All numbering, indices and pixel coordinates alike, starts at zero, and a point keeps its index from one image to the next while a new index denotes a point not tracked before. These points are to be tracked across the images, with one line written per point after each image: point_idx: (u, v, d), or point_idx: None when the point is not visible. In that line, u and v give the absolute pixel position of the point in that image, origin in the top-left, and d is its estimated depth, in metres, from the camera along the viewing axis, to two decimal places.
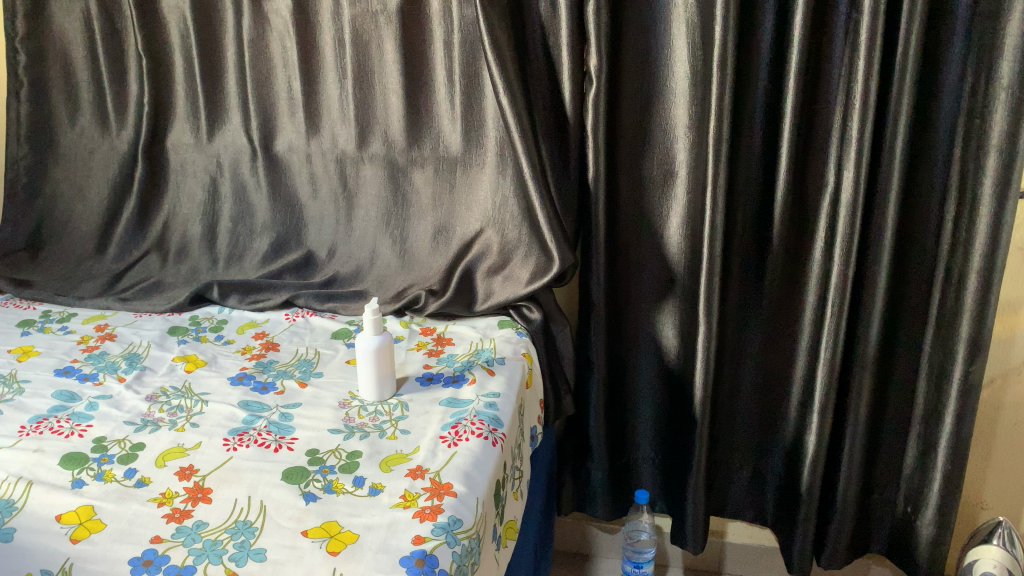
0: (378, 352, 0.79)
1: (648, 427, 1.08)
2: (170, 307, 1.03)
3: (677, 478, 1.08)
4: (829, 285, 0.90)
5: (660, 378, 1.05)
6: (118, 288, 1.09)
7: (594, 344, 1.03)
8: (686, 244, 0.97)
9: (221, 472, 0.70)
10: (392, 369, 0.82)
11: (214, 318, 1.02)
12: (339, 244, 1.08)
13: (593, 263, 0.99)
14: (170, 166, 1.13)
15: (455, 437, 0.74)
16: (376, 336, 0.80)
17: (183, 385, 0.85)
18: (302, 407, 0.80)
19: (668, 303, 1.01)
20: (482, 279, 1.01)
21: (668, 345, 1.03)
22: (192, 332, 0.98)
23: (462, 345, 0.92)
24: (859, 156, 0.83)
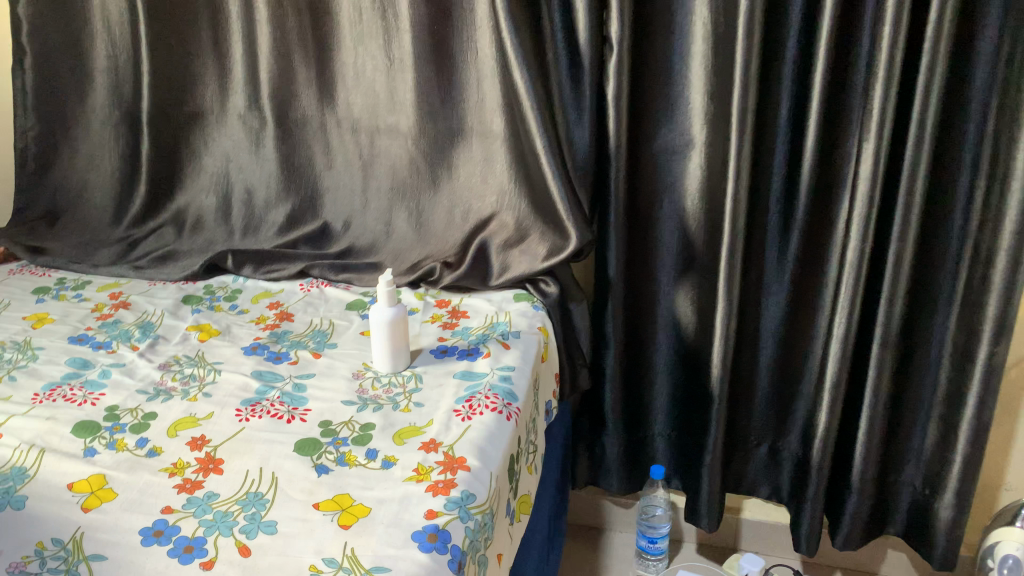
0: (392, 324, 0.78)
1: (663, 404, 1.07)
2: (184, 276, 1.02)
3: (693, 454, 1.07)
4: (848, 261, 0.88)
5: (677, 354, 1.04)
6: (132, 257, 1.08)
7: (610, 320, 1.01)
8: (705, 218, 0.95)
9: (233, 443, 0.69)
10: (405, 340, 0.80)
11: (229, 288, 1.01)
12: (354, 215, 1.07)
13: (611, 237, 0.98)
14: (181, 134, 1.11)
15: (470, 410, 0.73)
16: (389, 306, 0.79)
17: (196, 354, 0.85)
18: (315, 378, 0.79)
19: (686, 277, 1.00)
20: (498, 253, 0.98)
21: (685, 320, 1.02)
22: (206, 301, 0.97)
23: (477, 318, 0.91)
24: (881, 129, 0.81)
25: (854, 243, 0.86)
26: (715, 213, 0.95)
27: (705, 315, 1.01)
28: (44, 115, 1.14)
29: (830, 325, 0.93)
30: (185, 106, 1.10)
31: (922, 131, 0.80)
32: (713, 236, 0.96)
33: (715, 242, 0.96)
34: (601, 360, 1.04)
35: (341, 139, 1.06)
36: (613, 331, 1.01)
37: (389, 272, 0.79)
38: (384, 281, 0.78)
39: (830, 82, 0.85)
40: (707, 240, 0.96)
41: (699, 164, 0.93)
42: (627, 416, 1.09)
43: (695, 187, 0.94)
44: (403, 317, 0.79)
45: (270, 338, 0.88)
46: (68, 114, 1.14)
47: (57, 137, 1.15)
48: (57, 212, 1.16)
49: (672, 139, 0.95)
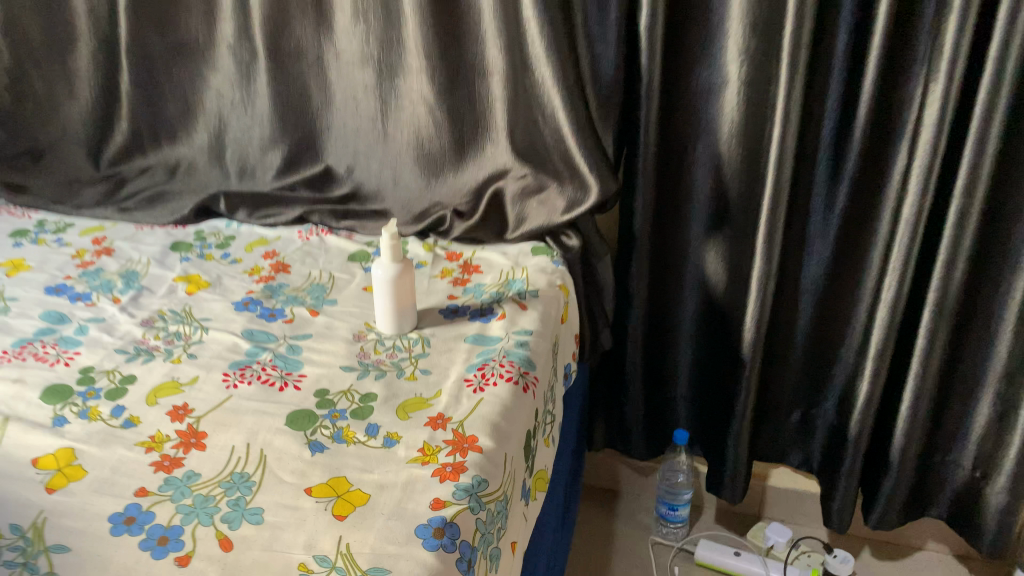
0: (397, 283, 0.70)
1: (687, 367, 0.99)
2: (173, 221, 0.94)
3: (717, 419, 1.00)
4: (902, 220, 0.79)
5: (704, 313, 0.96)
6: (121, 198, 1.01)
7: (635, 277, 0.93)
8: (740, 168, 0.86)
9: (219, 414, 0.62)
10: (412, 300, 0.73)
11: (221, 234, 0.93)
12: (357, 159, 0.95)
13: (638, 186, 0.89)
14: (154, 59, 0.99)
15: (482, 380, 0.66)
16: (394, 263, 0.71)
17: (183, 308, 0.77)
18: (312, 339, 0.72)
19: (718, 232, 0.91)
20: (514, 202, 0.89)
21: (717, 279, 0.93)
22: (196, 248, 0.89)
23: (491, 274, 0.83)
24: (955, 64, 0.70)
25: (913, 195, 0.77)
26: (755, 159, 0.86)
27: (737, 274, 0.92)
28: (10, 37, 1.02)
29: (878, 286, 0.85)
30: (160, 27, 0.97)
31: (1004, 71, 0.70)
32: (751, 185, 0.87)
33: (754, 195, 0.88)
34: (624, 320, 0.97)
35: (337, 68, 0.92)
36: (637, 289, 0.94)
37: (395, 224, 0.70)
38: (389, 234, 0.70)
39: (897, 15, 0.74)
40: (747, 190, 0.87)
41: (740, 104, 0.83)
42: (649, 379, 1.02)
43: (733, 129, 0.84)
44: (409, 275, 0.72)
45: (264, 292, 0.80)
46: (26, 35, 1.01)
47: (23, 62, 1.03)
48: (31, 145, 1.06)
49: (712, 73, 0.84)
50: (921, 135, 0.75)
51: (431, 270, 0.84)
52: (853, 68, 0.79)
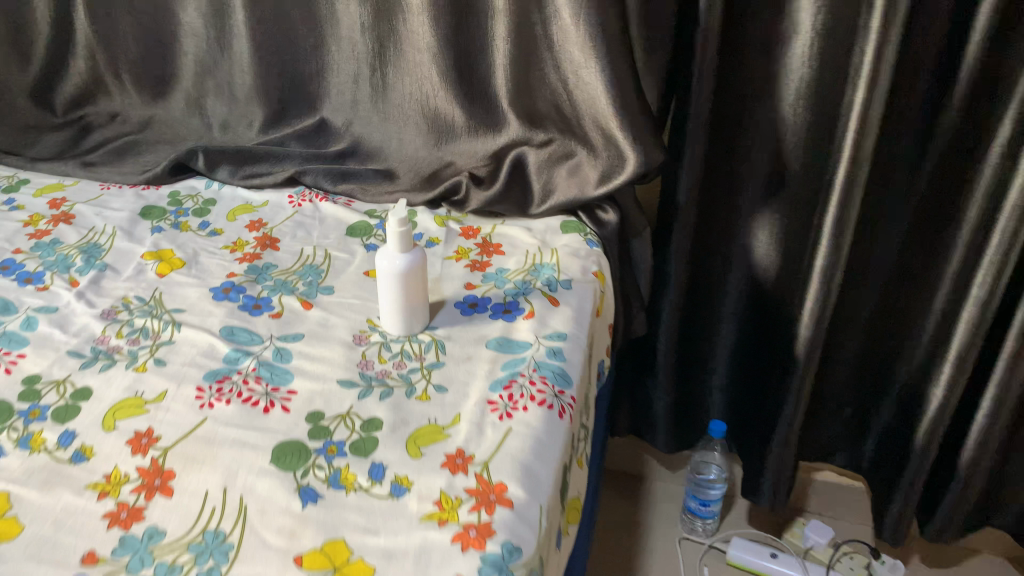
0: (404, 279, 0.58)
1: (727, 357, 0.88)
2: (144, 180, 0.81)
3: (756, 415, 0.89)
4: (1003, 206, 0.66)
5: (750, 299, 0.84)
6: (85, 147, 0.87)
7: (675, 258, 0.81)
8: (808, 138, 0.72)
9: (190, 445, 0.51)
10: (422, 297, 0.61)
11: (200, 197, 0.80)
12: (354, 112, 0.83)
13: (684, 155, 0.75)
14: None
15: (509, 404, 0.54)
16: (401, 254, 0.58)
17: (152, 298, 0.65)
18: (304, 342, 0.60)
19: (774, 210, 0.78)
20: (537, 170, 0.76)
21: (770, 263, 0.81)
22: (170, 216, 0.77)
23: (515, 257, 0.71)
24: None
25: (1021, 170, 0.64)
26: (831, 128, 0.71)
27: (792, 258, 0.79)
28: None
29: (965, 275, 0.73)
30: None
31: None
32: (821, 160, 0.73)
33: (822, 167, 0.73)
34: (659, 303, 0.85)
35: (328, 1, 0.78)
36: (678, 272, 0.81)
37: (401, 207, 0.57)
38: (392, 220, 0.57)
39: None
40: (815, 164, 0.73)
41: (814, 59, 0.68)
42: (683, 368, 0.90)
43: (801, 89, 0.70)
44: (419, 269, 0.59)
45: (248, 277, 0.68)
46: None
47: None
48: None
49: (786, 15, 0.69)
50: None
51: (444, 251, 0.72)
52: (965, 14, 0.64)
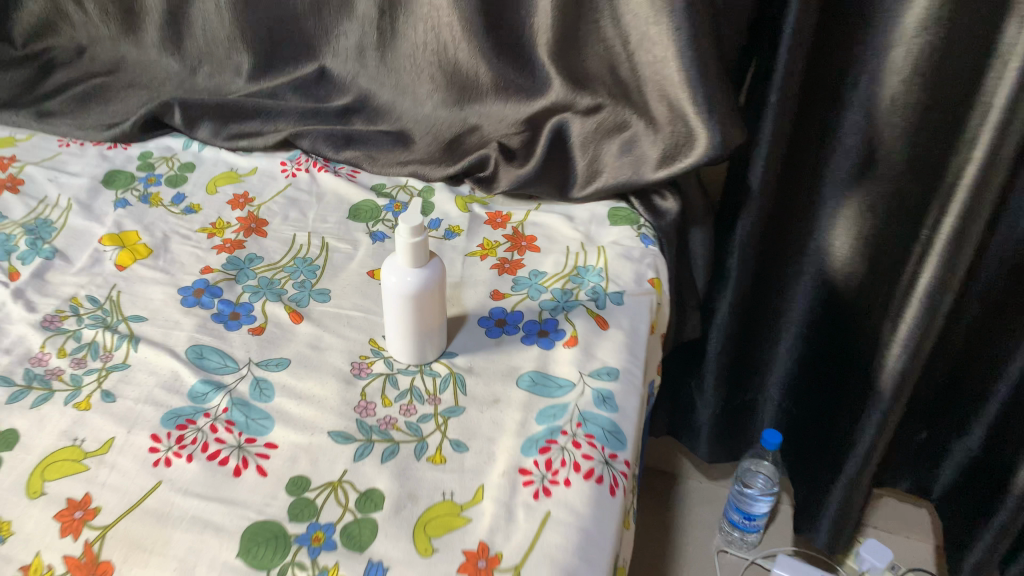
0: (415, 300, 0.46)
1: (788, 368, 0.75)
2: (112, 137, 0.68)
3: (818, 436, 0.77)
4: None
5: (823, 313, 0.70)
6: (54, 95, 0.74)
7: (738, 256, 0.67)
8: (922, 132, 0.56)
9: (136, 524, 0.40)
10: (439, 320, 0.48)
11: (175, 162, 0.67)
12: (360, 62, 0.68)
13: (761, 136, 0.60)
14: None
15: (548, 475, 0.43)
16: (413, 270, 0.46)
17: (107, 300, 0.53)
18: (291, 372, 0.48)
19: (867, 214, 0.62)
20: (582, 145, 0.62)
21: (853, 272, 0.65)
22: (138, 185, 0.64)
23: (553, 255, 0.58)
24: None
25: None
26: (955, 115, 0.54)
27: (882, 268, 0.64)
28: None
29: None
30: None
31: None
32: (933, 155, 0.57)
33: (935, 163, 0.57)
34: (715, 302, 0.72)
35: None
36: (739, 272, 0.68)
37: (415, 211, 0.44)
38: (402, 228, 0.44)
39: None
40: (925, 158, 0.57)
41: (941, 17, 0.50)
42: (737, 375, 0.78)
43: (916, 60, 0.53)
44: (436, 288, 0.46)
45: (226, 275, 0.55)
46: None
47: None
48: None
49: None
50: None
51: (467, 246, 0.59)
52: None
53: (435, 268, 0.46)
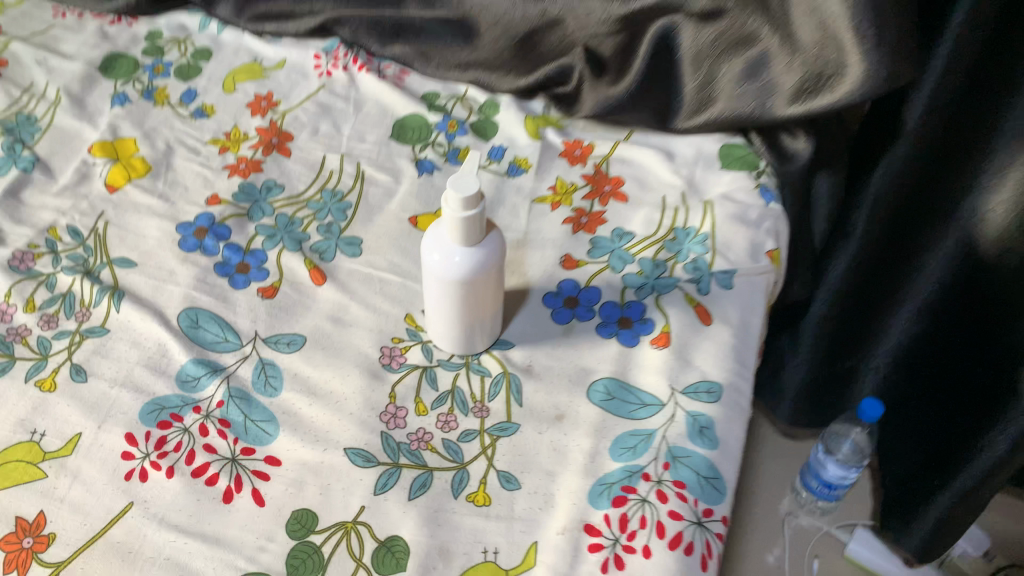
0: (465, 288, 0.35)
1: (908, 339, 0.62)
2: (114, 12, 0.56)
3: (936, 429, 0.65)
4: None
5: (971, 297, 0.55)
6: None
7: (868, 209, 0.54)
8: None
9: (96, 566, 0.31)
10: (494, 305, 0.37)
11: (189, 45, 0.55)
12: None
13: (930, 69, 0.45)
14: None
15: (622, 538, 0.33)
16: (463, 251, 0.34)
17: (90, 235, 0.43)
18: (305, 356, 0.38)
19: None
20: (693, 62, 0.46)
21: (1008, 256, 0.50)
22: (142, 76, 0.52)
23: (644, 209, 0.46)
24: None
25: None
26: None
27: None
28: None
29: None
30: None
31: None
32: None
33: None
34: (831, 257, 0.59)
35: None
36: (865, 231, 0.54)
37: (469, 177, 0.33)
38: (450, 199, 0.32)
39: None
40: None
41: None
42: (844, 335, 0.66)
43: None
44: (493, 272, 0.35)
45: (237, 211, 0.45)
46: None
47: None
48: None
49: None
50: None
51: (536, 189, 0.47)
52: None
53: (495, 246, 0.35)
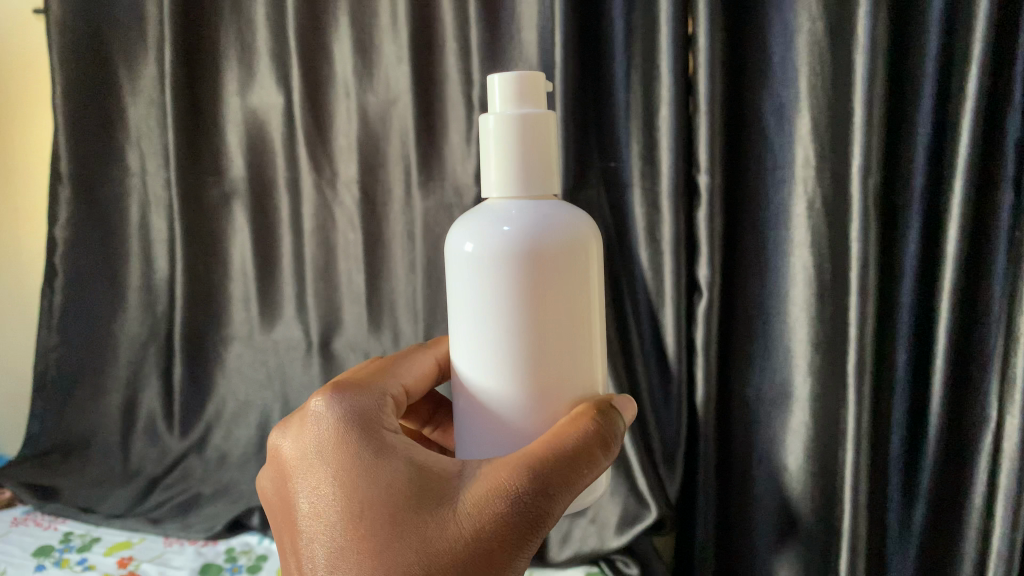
0: (475, 278, 0.43)
1: (922, 509, 0.73)
2: (204, 536, 0.79)
3: None
4: (1006, 455, 0.68)
5: (777, 543, 0.76)
6: (144, 504, 0.86)
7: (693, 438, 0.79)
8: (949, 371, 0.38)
9: None
10: (596, 361, 0.47)
11: (253, 554, 0.78)
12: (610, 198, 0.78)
13: (654, 105, 0.73)
14: (221, 384, 0.90)
15: None
16: (484, 235, 0.43)
17: None
18: None
19: None
20: (641, 199, 0.76)
21: (736, 362, 0.78)
22: (245, 556, 0.77)
23: None
24: (979, 103, 0.63)
25: (949, 293, 0.68)
26: (767, 285, 0.74)
27: None
28: (60, 385, 0.93)
29: None
30: (200, 225, 0.86)
31: None
32: (832, 324, 0.70)
33: (768, 324, 0.75)
34: (691, 454, 0.79)
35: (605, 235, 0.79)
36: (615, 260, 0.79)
37: (528, 77, 0.43)
38: (500, 105, 0.43)
39: (885, 265, 0.72)
40: (789, 362, 0.73)
41: (703, 171, 0.72)
42: None
43: (706, 240, 0.73)
44: (503, 266, 0.42)
45: None
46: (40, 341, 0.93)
47: (92, 356, 0.93)
48: (62, 441, 0.94)
49: (671, 191, 0.72)
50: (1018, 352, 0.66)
51: None
52: (880, 85, 0.64)
53: (512, 243, 0.42)
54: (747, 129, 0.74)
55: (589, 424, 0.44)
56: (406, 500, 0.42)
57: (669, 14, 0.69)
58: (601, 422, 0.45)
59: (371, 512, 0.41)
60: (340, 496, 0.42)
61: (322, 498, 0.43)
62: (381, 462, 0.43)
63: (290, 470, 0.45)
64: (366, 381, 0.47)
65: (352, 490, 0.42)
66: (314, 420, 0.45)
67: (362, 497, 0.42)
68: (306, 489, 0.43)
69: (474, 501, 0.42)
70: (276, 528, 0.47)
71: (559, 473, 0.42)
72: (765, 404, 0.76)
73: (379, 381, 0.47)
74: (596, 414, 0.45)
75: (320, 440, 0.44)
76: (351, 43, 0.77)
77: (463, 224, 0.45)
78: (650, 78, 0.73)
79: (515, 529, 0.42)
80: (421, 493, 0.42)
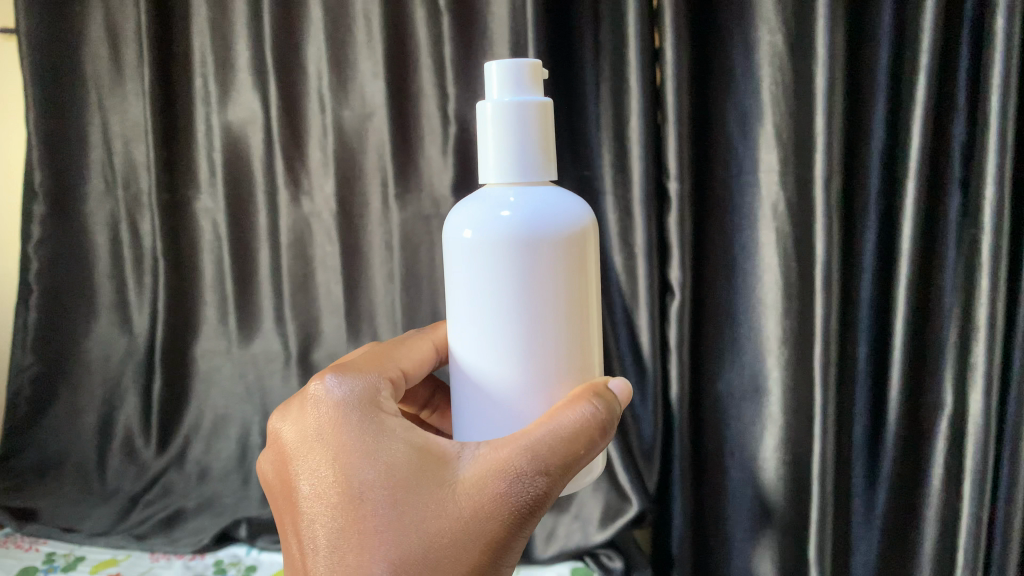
0: (474, 265, 0.44)
1: (886, 494, 0.77)
2: (191, 549, 0.82)
3: None
4: (967, 440, 0.71)
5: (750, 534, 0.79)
6: (127, 519, 0.86)
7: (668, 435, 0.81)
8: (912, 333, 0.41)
9: None
10: (592, 348, 0.48)
11: (242, 564, 0.81)
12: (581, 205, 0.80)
13: (625, 113, 0.75)
14: (199, 398, 0.90)
15: None
16: (483, 222, 0.44)
17: None
18: None
19: None
20: (615, 208, 0.78)
21: (707, 361, 0.80)
22: (234, 567, 0.80)
23: None
24: (927, 108, 0.67)
25: (904, 288, 0.72)
26: (737, 286, 0.77)
27: None
28: (35, 400, 0.91)
29: None
30: (176, 239, 0.86)
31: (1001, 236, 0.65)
32: (799, 322, 0.73)
33: (737, 321, 0.77)
34: (667, 452, 0.81)
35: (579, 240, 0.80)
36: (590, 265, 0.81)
37: (526, 65, 0.44)
38: (498, 90, 0.45)
39: (846, 262, 0.75)
40: (760, 360, 0.75)
41: (673, 178, 0.74)
42: None
43: (677, 244, 0.75)
44: (502, 252, 0.43)
45: None
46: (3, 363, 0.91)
47: (57, 379, 0.92)
48: (37, 460, 0.92)
49: (641, 198, 0.74)
50: (973, 342, 0.69)
51: None
52: (838, 93, 0.67)
53: (511, 230, 0.43)
54: (715, 135, 0.76)
55: (587, 405, 0.44)
56: (405, 481, 0.42)
57: (637, 28, 0.72)
58: (599, 403, 0.45)
59: (371, 494, 0.42)
60: (341, 479, 0.43)
61: (322, 482, 0.43)
62: (380, 446, 0.43)
63: (292, 457, 0.45)
64: (367, 368, 0.48)
65: (352, 473, 0.42)
66: (315, 408, 0.45)
67: (362, 480, 0.42)
68: (308, 475, 0.44)
69: (474, 481, 0.42)
70: (278, 513, 0.47)
71: (560, 455, 0.43)
72: (735, 399, 0.78)
73: (379, 369, 0.48)
74: (594, 396, 0.45)
75: (320, 426, 0.44)
76: (326, 56, 0.78)
77: (459, 214, 0.46)
78: (620, 90, 0.76)
79: (515, 507, 0.42)
80: (421, 475, 0.42)
